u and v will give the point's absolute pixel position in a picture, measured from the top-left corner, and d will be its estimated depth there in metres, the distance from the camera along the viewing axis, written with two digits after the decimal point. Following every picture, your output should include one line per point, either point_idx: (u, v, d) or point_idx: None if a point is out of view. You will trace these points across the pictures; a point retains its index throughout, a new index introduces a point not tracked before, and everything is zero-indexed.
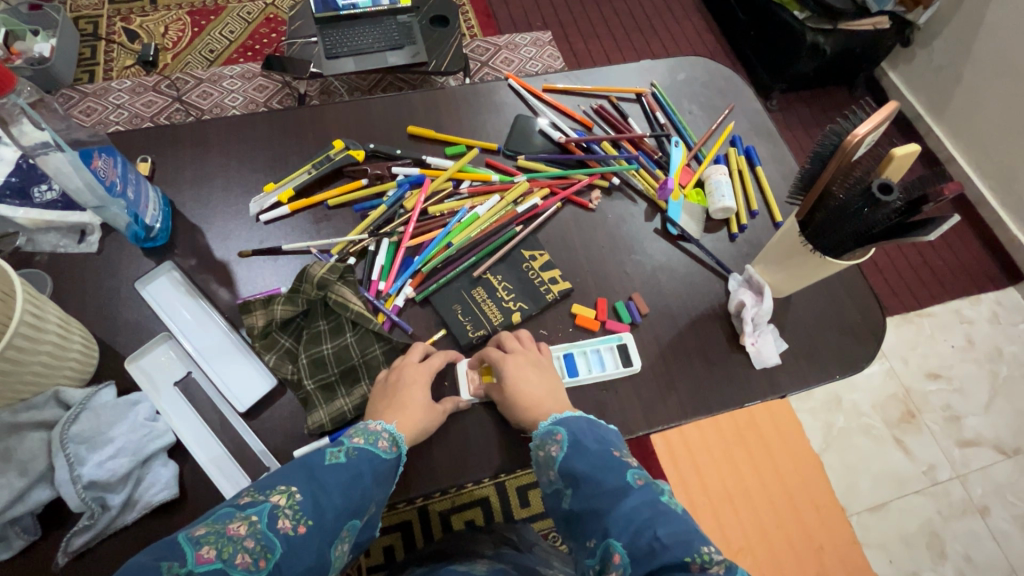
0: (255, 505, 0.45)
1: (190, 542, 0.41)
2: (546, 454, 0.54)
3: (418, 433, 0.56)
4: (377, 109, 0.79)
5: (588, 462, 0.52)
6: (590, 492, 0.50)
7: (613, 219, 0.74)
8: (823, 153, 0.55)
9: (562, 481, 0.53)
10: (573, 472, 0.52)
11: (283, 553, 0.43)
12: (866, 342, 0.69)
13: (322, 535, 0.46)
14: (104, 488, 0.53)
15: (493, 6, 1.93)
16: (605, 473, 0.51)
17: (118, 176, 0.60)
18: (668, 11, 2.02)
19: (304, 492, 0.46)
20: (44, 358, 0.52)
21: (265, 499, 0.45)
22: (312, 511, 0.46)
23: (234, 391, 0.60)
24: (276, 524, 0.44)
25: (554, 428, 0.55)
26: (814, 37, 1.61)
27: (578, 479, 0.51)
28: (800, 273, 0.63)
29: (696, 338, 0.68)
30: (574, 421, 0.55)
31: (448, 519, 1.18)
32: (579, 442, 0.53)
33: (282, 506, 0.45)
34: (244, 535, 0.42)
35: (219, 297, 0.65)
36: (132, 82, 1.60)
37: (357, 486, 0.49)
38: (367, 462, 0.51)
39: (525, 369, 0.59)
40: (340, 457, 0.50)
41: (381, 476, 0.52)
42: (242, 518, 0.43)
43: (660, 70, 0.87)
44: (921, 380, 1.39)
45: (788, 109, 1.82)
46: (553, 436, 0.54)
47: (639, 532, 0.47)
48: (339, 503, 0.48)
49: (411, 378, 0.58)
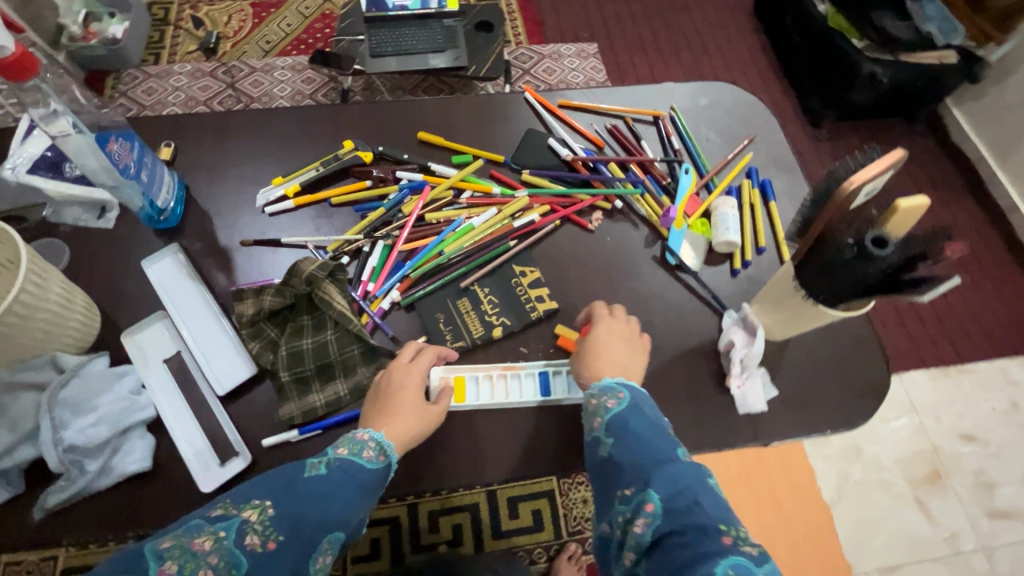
0: (224, 520, 0.46)
1: (154, 556, 0.43)
2: (598, 403, 0.56)
3: (408, 441, 0.56)
4: (393, 113, 0.81)
5: (641, 423, 0.54)
6: (636, 447, 0.53)
7: (611, 241, 0.73)
8: (818, 198, 0.53)
9: (607, 432, 0.54)
10: (624, 426, 0.54)
11: (250, 570, 0.44)
12: (866, 399, 0.65)
13: (291, 551, 0.46)
14: (84, 453, 0.56)
15: (542, 15, 1.94)
16: (656, 441, 0.53)
17: (133, 160, 0.63)
18: (719, 32, 1.98)
19: (276, 507, 0.47)
20: (43, 323, 0.56)
21: (236, 513, 0.46)
22: (282, 527, 0.47)
23: (216, 374, 0.62)
24: (244, 539, 0.45)
25: (617, 386, 0.57)
26: (871, 67, 1.55)
27: (626, 432, 0.53)
28: (796, 317, 0.60)
29: (681, 373, 0.65)
30: (636, 389, 0.58)
31: (436, 520, 1.22)
32: (638, 406, 0.56)
33: (252, 522, 0.46)
34: (208, 551, 0.44)
35: (217, 282, 0.68)
36: (193, 67, 1.70)
37: (335, 498, 0.50)
38: (350, 474, 0.52)
39: (609, 338, 0.61)
40: (321, 468, 0.51)
41: (367, 486, 0.52)
42: (209, 534, 0.45)
43: (682, 93, 0.86)
44: (954, 441, 1.31)
45: (835, 140, 1.75)
46: (613, 392, 0.57)
47: (679, 492, 0.48)
48: (316, 517, 0.48)
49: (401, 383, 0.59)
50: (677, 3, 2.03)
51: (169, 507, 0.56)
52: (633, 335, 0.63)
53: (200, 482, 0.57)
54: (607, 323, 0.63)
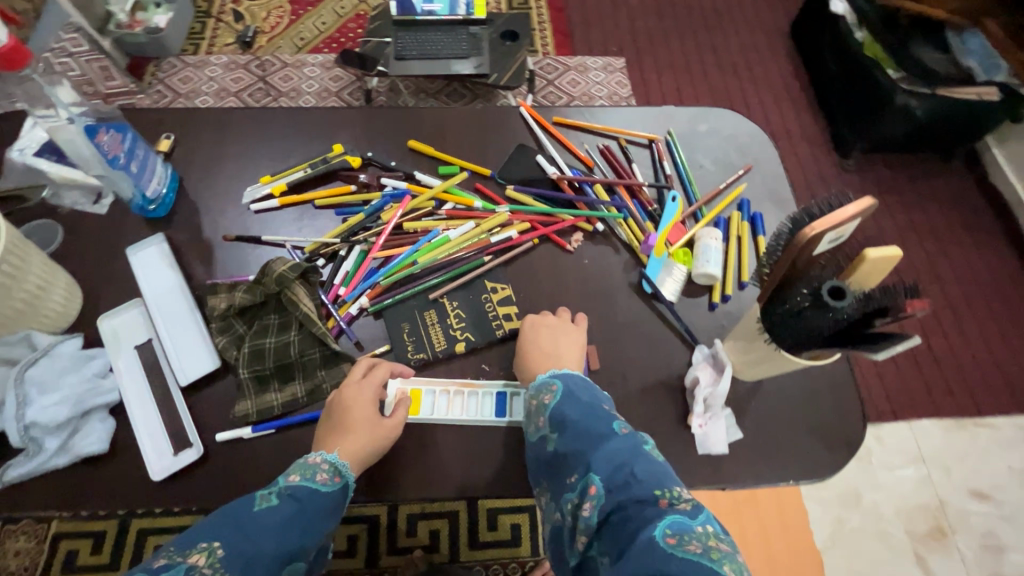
0: (171, 568, 0.45)
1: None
2: (538, 401, 0.57)
3: (365, 455, 0.57)
4: (387, 120, 0.82)
5: (577, 408, 0.55)
6: (577, 433, 0.53)
7: (588, 264, 0.72)
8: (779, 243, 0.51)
9: (549, 427, 0.55)
10: (563, 417, 0.54)
11: None
12: (837, 451, 0.62)
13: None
14: (46, 431, 0.58)
15: (572, 27, 1.93)
16: (592, 420, 0.54)
17: (124, 150, 0.65)
18: (752, 54, 1.94)
19: (225, 546, 0.47)
20: (19, 303, 0.59)
21: (182, 561, 0.46)
22: (234, 565, 0.47)
23: (181, 365, 0.63)
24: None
25: (551, 380, 0.58)
26: (905, 99, 1.49)
27: (567, 422, 0.54)
28: (762, 359, 0.58)
29: (645, 405, 0.64)
30: (570, 377, 0.58)
31: (414, 523, 1.21)
32: (572, 394, 0.56)
33: (200, 566, 0.46)
34: None
35: (195, 275, 0.69)
36: (228, 59, 1.75)
37: (288, 523, 0.50)
38: (301, 496, 0.52)
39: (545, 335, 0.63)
40: (270, 499, 0.51)
41: (321, 503, 0.53)
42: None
43: (681, 118, 0.84)
44: (963, 497, 1.25)
45: (862, 172, 1.69)
46: (547, 387, 0.57)
47: (617, 468, 0.49)
48: (269, 550, 0.49)
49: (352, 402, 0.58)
50: (710, 22, 2.00)
51: (122, 491, 0.58)
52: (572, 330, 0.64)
53: (151, 469, 0.58)
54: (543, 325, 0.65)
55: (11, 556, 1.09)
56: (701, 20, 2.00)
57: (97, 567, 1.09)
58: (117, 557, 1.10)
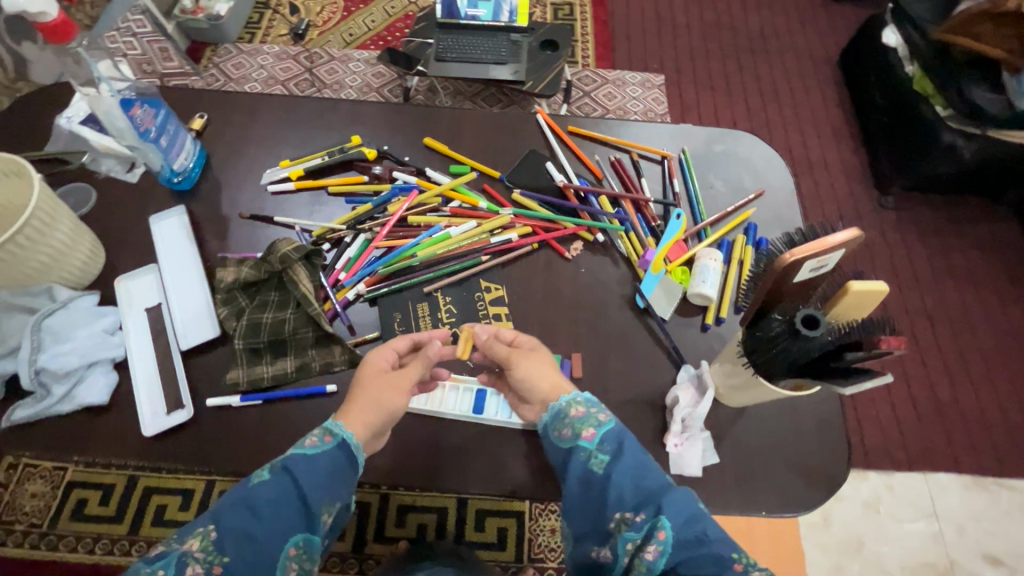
0: (164, 558, 0.47)
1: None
2: (590, 412, 0.56)
3: (374, 412, 0.56)
4: (407, 117, 0.84)
5: (633, 443, 0.55)
6: (636, 463, 0.53)
7: (584, 273, 0.72)
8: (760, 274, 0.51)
9: (602, 447, 0.54)
10: (620, 441, 0.55)
11: None
12: (818, 488, 0.60)
13: (242, 566, 0.47)
14: (55, 378, 0.62)
15: (615, 41, 1.94)
16: (648, 460, 0.54)
17: (155, 125, 0.70)
18: (795, 81, 1.91)
19: (218, 530, 0.48)
20: (42, 257, 0.63)
21: (177, 547, 0.47)
22: (226, 549, 0.47)
23: (184, 330, 0.67)
24: (185, 569, 0.46)
25: (600, 403, 0.58)
26: (952, 138, 1.43)
27: (623, 446, 0.54)
28: (745, 384, 0.57)
29: (623, 419, 0.63)
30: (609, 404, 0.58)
31: (403, 515, 1.23)
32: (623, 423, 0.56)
33: (193, 552, 0.47)
34: None
35: (209, 247, 0.73)
36: (279, 49, 1.83)
37: (283, 501, 0.50)
38: (299, 468, 0.52)
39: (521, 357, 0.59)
40: (265, 475, 0.52)
41: (321, 473, 0.52)
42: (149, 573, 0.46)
43: (697, 137, 0.84)
44: (974, 560, 1.19)
45: (899, 210, 1.64)
46: (601, 409, 0.57)
47: (687, 522, 0.49)
48: (262, 529, 0.49)
49: (363, 369, 0.58)
50: (755, 46, 1.98)
51: (116, 442, 0.61)
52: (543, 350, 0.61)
53: (144, 425, 0.62)
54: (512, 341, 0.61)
55: (27, 497, 1.16)
56: (746, 44, 1.98)
57: (102, 517, 1.15)
58: (122, 510, 1.15)
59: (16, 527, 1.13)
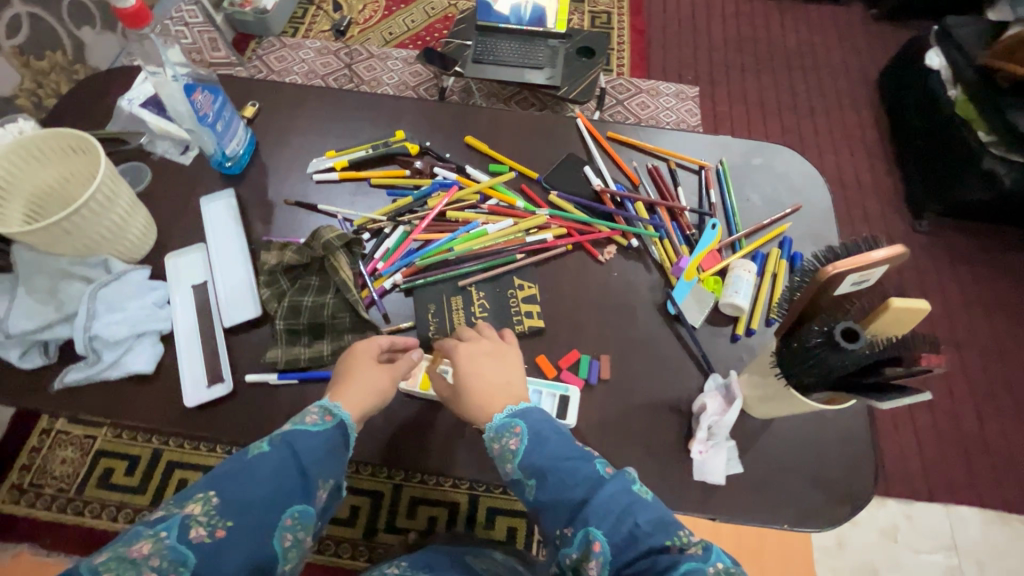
0: (164, 521, 0.47)
1: (91, 572, 0.43)
2: (502, 447, 0.57)
3: (367, 396, 0.60)
4: (450, 115, 0.86)
5: (550, 455, 0.55)
6: (556, 482, 0.54)
7: (616, 277, 0.73)
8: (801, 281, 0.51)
9: (524, 474, 0.56)
10: (536, 465, 0.55)
11: (200, 560, 0.46)
12: (841, 505, 0.60)
13: (246, 529, 0.48)
14: (104, 345, 0.65)
15: (650, 51, 1.94)
16: (571, 464, 0.55)
17: (213, 110, 0.73)
18: (832, 100, 1.89)
19: (218, 495, 0.49)
20: (102, 231, 0.66)
21: (177, 512, 0.47)
22: (229, 513, 0.48)
23: (228, 308, 0.69)
24: (189, 532, 0.46)
25: (512, 420, 0.58)
26: (993, 164, 1.41)
27: (542, 471, 0.55)
28: (775, 396, 0.57)
29: (647, 422, 0.64)
30: (532, 415, 0.58)
31: (415, 506, 1.24)
32: (539, 436, 0.57)
33: (195, 516, 0.47)
34: (148, 554, 0.45)
35: (254, 230, 0.76)
36: (321, 44, 1.88)
37: (283, 470, 0.52)
38: (296, 441, 0.54)
39: (475, 356, 0.62)
40: (264, 446, 0.53)
41: (318, 447, 0.55)
42: (148, 537, 0.46)
43: (737, 149, 0.84)
44: None
45: (932, 235, 1.61)
46: (511, 430, 0.57)
47: (619, 520, 0.51)
48: (262, 495, 0.50)
49: (351, 359, 0.61)
50: (793, 62, 1.97)
51: (158, 410, 0.64)
52: (512, 352, 0.64)
53: (187, 396, 0.64)
54: (476, 339, 0.64)
55: (56, 463, 1.20)
56: (784, 60, 1.97)
57: (125, 487, 1.19)
58: (144, 482, 1.19)
59: (45, 491, 1.17)
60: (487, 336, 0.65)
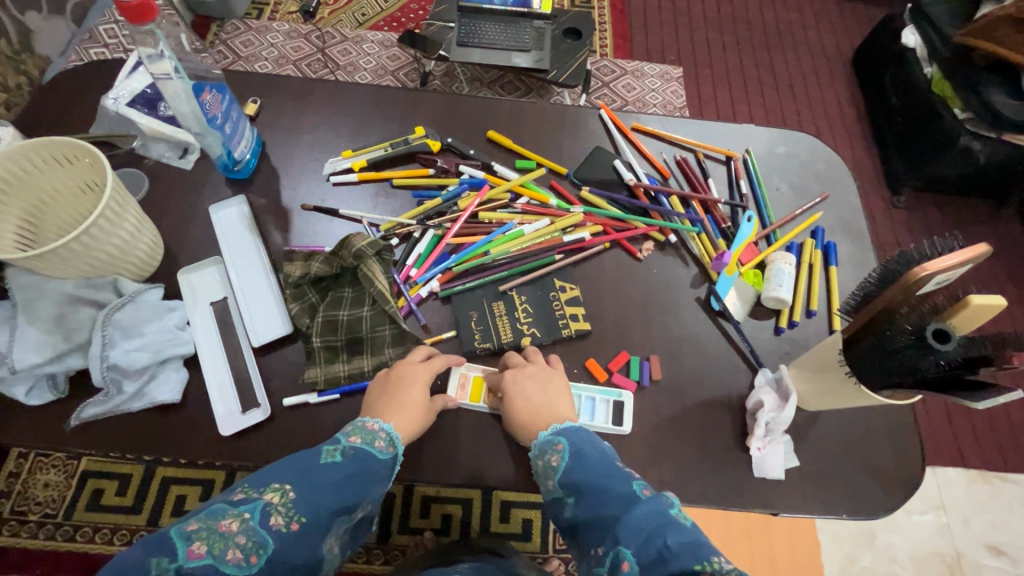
0: (247, 502, 0.47)
1: (181, 537, 0.44)
2: (545, 464, 0.55)
3: (416, 433, 0.58)
4: (468, 109, 0.82)
5: (588, 473, 0.53)
6: (592, 500, 0.52)
7: (657, 274, 0.72)
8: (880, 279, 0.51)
9: (563, 491, 0.54)
10: (574, 483, 0.53)
11: (275, 550, 0.46)
12: (891, 490, 0.62)
13: (314, 533, 0.48)
14: (124, 374, 0.60)
15: (632, 31, 1.91)
16: (607, 481, 0.52)
17: (221, 111, 0.66)
18: (812, 79, 1.91)
19: (297, 490, 0.49)
20: (111, 248, 0.60)
21: (258, 496, 0.48)
22: (305, 509, 0.48)
23: (255, 327, 0.65)
24: (269, 520, 0.47)
25: (554, 438, 0.56)
26: (969, 140, 1.45)
27: (579, 489, 0.53)
28: (834, 393, 0.58)
29: (700, 421, 0.64)
30: (575, 432, 0.57)
31: (428, 506, 1.20)
32: (579, 452, 0.55)
33: (274, 504, 0.47)
34: (235, 532, 0.45)
35: (272, 239, 0.71)
36: (289, 27, 1.75)
37: (349, 486, 0.51)
38: (363, 462, 0.53)
39: (520, 381, 0.60)
40: (335, 456, 0.52)
41: (378, 473, 0.53)
42: (234, 516, 0.46)
43: (761, 138, 0.83)
44: (980, 551, 1.21)
45: (911, 210, 1.67)
46: (553, 446, 0.56)
47: (648, 539, 0.47)
48: (332, 501, 0.50)
49: (405, 376, 0.60)
50: (773, 41, 1.98)
51: (188, 440, 0.59)
52: (559, 378, 0.62)
53: (221, 424, 0.60)
54: (520, 365, 0.62)
55: (39, 487, 1.10)
56: (764, 39, 1.98)
57: (119, 508, 1.10)
58: (140, 501, 1.11)
59: (29, 518, 1.08)
60: (533, 361, 0.63)
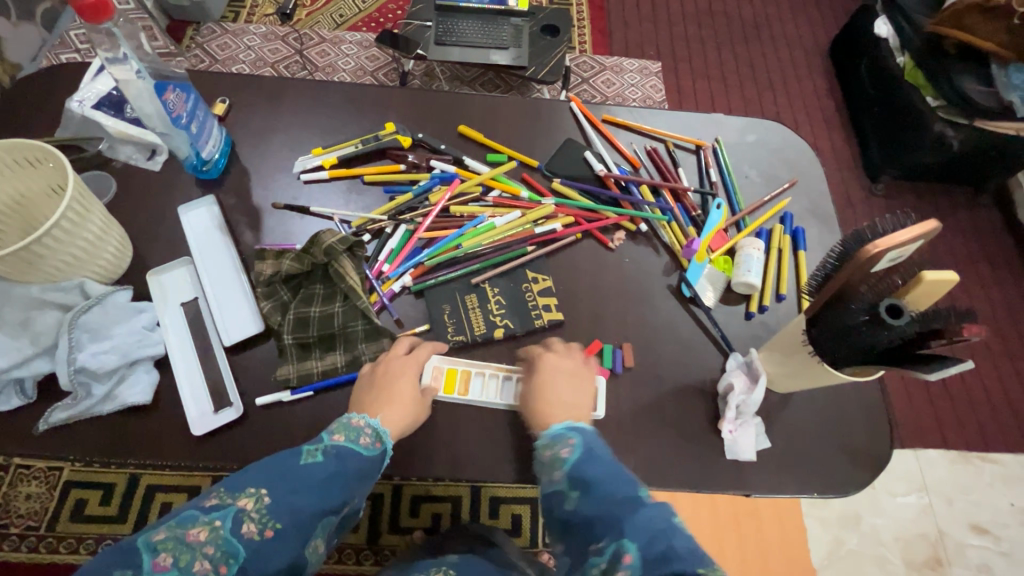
0: (220, 509, 0.46)
1: (147, 548, 0.43)
2: (554, 454, 0.54)
3: (405, 427, 0.58)
4: (439, 104, 0.82)
5: (601, 471, 0.52)
6: (603, 495, 0.50)
7: (629, 263, 0.73)
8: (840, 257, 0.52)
9: (568, 484, 0.52)
10: (585, 477, 0.52)
11: (247, 557, 0.45)
12: (862, 468, 0.63)
13: (292, 537, 0.47)
14: (93, 377, 0.60)
15: (611, 27, 1.92)
16: (616, 481, 0.51)
17: (187, 110, 0.66)
18: (789, 70, 1.93)
19: (272, 495, 0.48)
20: (77, 251, 0.60)
21: (231, 503, 0.47)
22: (279, 513, 0.48)
23: (226, 326, 0.65)
24: (241, 528, 0.46)
25: (568, 432, 0.55)
26: (941, 127, 1.46)
27: (591, 482, 0.51)
28: (803, 374, 0.59)
29: (674, 407, 0.64)
30: (591, 432, 0.56)
31: (416, 504, 1.19)
32: (592, 450, 0.54)
33: (248, 510, 0.47)
34: (203, 542, 0.44)
35: (243, 238, 0.70)
36: (266, 29, 1.74)
37: (332, 486, 0.51)
38: (345, 461, 0.53)
39: (554, 371, 0.61)
40: (316, 456, 0.52)
41: (362, 472, 0.53)
42: (203, 525, 0.45)
43: (730, 127, 0.84)
44: (962, 530, 1.23)
45: (888, 197, 1.69)
46: (564, 439, 0.55)
47: (653, 539, 0.46)
48: (312, 502, 0.50)
49: (400, 366, 0.60)
50: (750, 34, 1.99)
51: (161, 440, 0.59)
52: (588, 378, 0.62)
53: (193, 424, 0.60)
54: (560, 355, 0.63)
55: (21, 499, 1.08)
56: (741, 32, 2.00)
57: (103, 517, 1.09)
58: (124, 509, 1.09)
59: (11, 530, 1.06)
60: (571, 353, 0.64)
